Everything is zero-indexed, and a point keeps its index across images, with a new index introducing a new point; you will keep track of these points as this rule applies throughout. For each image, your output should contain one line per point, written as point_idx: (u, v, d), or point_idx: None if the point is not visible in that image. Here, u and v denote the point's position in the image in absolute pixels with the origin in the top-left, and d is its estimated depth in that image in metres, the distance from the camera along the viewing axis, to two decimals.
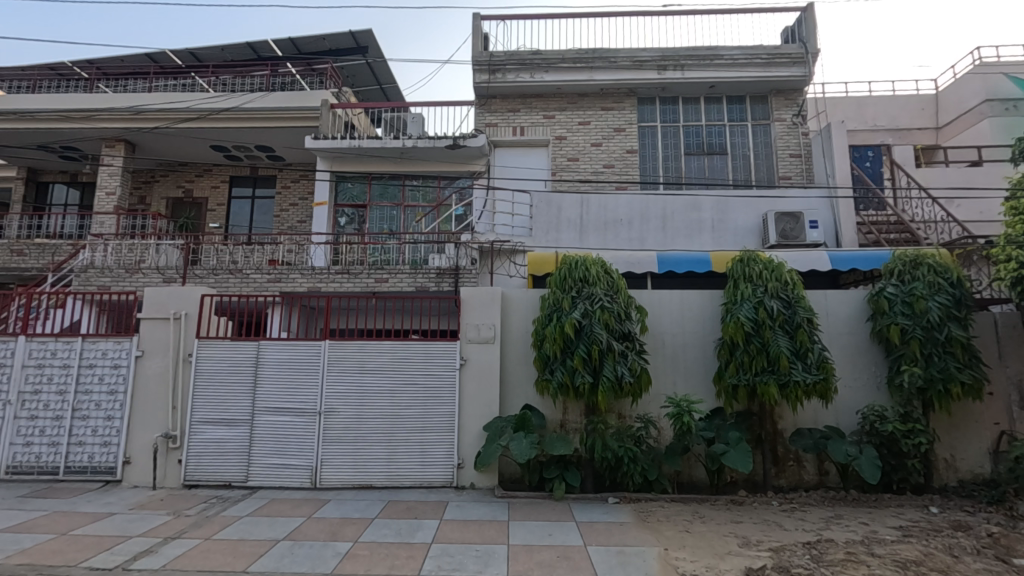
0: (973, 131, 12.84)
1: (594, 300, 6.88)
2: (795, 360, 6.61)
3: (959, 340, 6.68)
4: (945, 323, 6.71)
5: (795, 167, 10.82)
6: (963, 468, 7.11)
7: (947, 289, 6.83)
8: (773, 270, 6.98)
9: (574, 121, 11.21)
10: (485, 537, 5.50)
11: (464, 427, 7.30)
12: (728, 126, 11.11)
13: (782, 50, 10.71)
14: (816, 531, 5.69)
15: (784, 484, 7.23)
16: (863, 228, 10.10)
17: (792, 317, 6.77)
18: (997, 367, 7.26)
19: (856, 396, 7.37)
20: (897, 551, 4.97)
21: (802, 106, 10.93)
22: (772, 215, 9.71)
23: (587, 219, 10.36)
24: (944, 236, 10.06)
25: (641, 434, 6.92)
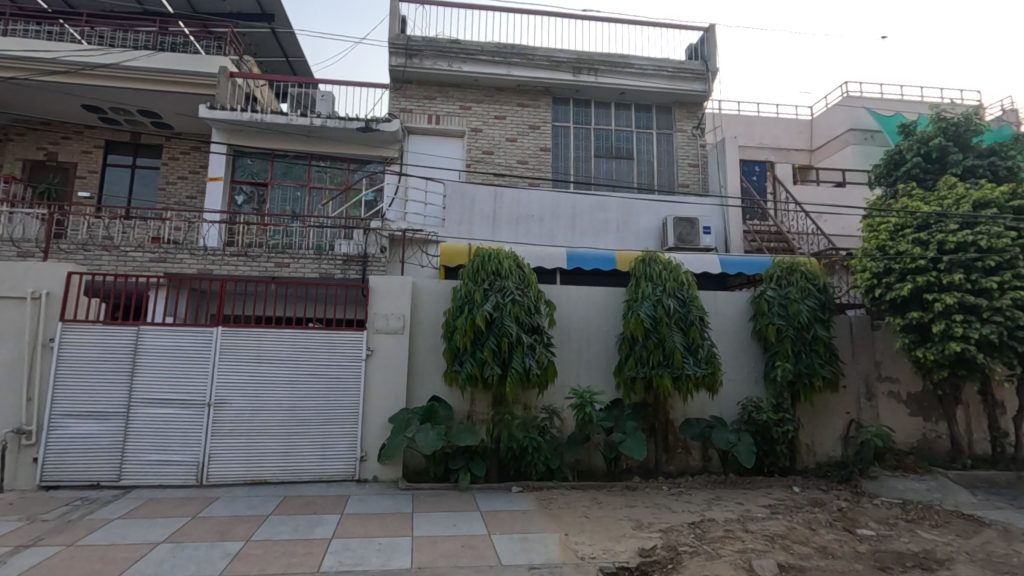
0: (840, 155, 14.50)
1: (506, 293, 6.97)
2: (687, 355, 7.13)
3: (823, 340, 7.56)
4: (813, 324, 7.56)
5: (693, 176, 11.62)
6: (820, 452, 8.06)
7: (815, 294, 7.70)
8: (672, 271, 7.48)
9: (491, 114, 11.24)
10: (389, 530, 5.40)
11: (369, 419, 7.10)
12: (636, 132, 11.71)
13: (686, 65, 11.42)
14: (700, 512, 6.20)
15: (673, 470, 7.78)
16: (748, 235, 11.10)
17: (686, 315, 7.29)
18: (851, 364, 8.29)
19: (737, 388, 8.10)
20: (766, 527, 5.54)
21: (701, 120, 11.76)
22: (671, 219, 10.36)
23: (500, 213, 10.44)
24: (814, 246, 11.27)
25: (546, 424, 7.14)
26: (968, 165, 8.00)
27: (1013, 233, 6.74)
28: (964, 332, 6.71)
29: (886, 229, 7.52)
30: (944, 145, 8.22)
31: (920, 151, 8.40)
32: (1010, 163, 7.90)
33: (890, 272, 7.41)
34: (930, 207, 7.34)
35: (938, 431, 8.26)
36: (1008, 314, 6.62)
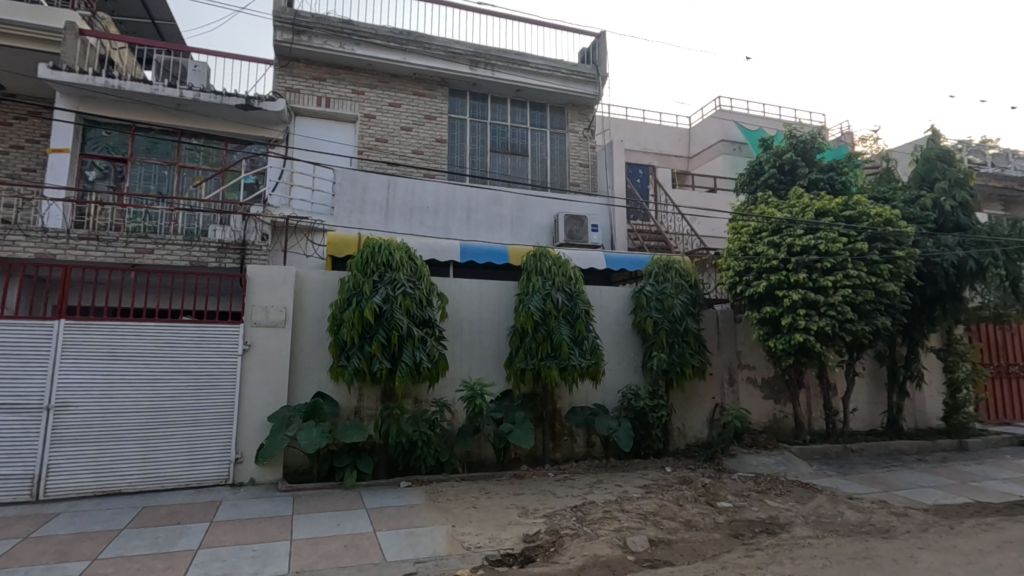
0: (713, 164, 15.88)
1: (396, 286, 6.82)
2: (573, 347, 7.45)
3: (693, 332, 8.26)
4: (685, 317, 8.24)
5: (584, 175, 12.12)
6: (689, 434, 8.82)
7: (687, 290, 8.40)
8: (561, 266, 7.76)
9: (385, 101, 10.90)
10: (265, 534, 5.09)
11: (245, 418, 6.62)
12: (531, 129, 11.95)
13: (578, 68, 11.87)
14: (582, 495, 6.52)
15: (559, 457, 8.10)
16: (632, 234, 11.82)
17: (573, 308, 7.61)
18: (716, 353, 9.15)
19: (619, 377, 8.61)
20: (640, 506, 5.96)
21: (591, 122, 12.29)
22: (562, 216, 10.74)
23: (393, 203, 10.17)
24: (688, 246, 12.27)
25: (436, 417, 7.12)
26: (812, 178, 9.12)
27: (844, 239, 7.77)
28: (805, 324, 7.67)
29: (746, 232, 8.42)
30: (794, 159, 9.30)
31: (776, 164, 9.44)
32: (844, 178, 9.11)
33: (749, 271, 8.31)
34: (782, 214, 8.27)
35: (785, 411, 9.39)
36: (839, 309, 7.64)
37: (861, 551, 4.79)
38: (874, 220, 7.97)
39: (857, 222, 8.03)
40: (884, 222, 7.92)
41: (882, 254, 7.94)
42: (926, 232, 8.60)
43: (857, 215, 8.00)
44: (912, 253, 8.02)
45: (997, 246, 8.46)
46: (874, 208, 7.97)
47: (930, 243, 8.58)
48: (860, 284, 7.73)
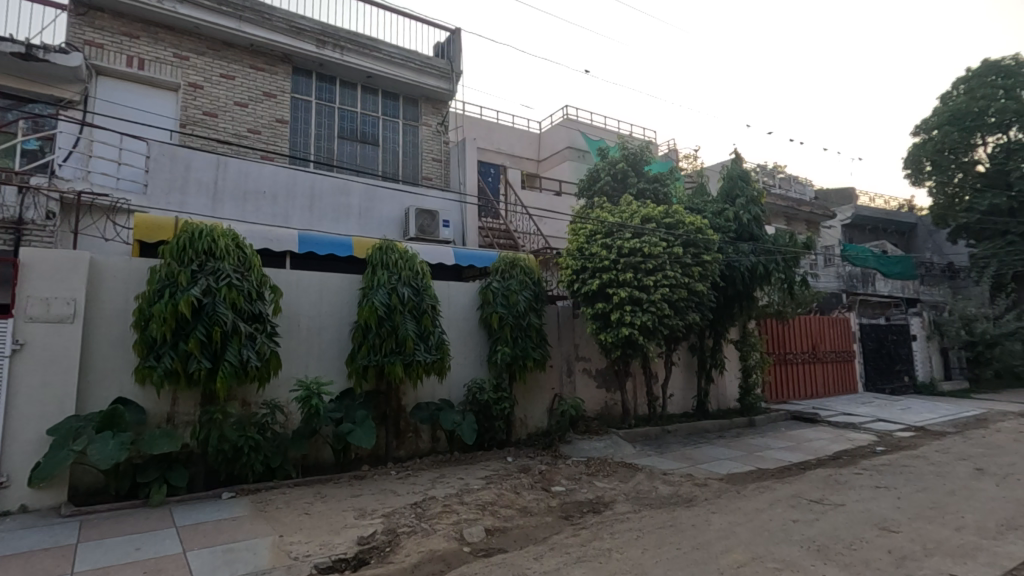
0: (560, 168, 16.82)
1: (220, 277, 6.13)
2: (418, 342, 7.35)
3: (535, 326, 8.67)
4: (527, 312, 8.62)
5: (436, 170, 12.04)
6: (530, 424, 9.24)
7: (531, 286, 8.78)
8: (407, 260, 7.61)
9: (215, 71, 9.75)
10: (35, 571, 4.25)
11: (14, 433, 5.47)
12: (382, 119, 11.55)
13: (432, 62, 11.74)
14: (423, 491, 6.48)
15: (403, 454, 7.95)
16: (482, 231, 12.05)
17: (419, 303, 7.51)
18: (556, 347, 9.73)
19: (465, 371, 8.73)
20: (480, 497, 6.10)
21: (445, 117, 12.24)
22: (413, 210, 10.56)
23: (223, 185, 9.16)
24: (535, 245, 12.84)
25: (266, 421, 6.56)
26: (640, 187, 10.11)
27: (664, 243, 8.71)
28: (630, 319, 8.51)
29: (584, 233, 9.10)
30: (626, 170, 10.23)
31: (611, 172, 10.32)
32: (666, 189, 10.23)
33: (585, 269, 9.01)
34: (614, 218, 9.05)
35: (615, 399, 10.28)
36: (659, 305, 8.57)
37: (668, 520, 5.40)
38: (688, 227, 9.02)
39: (675, 229, 9.04)
40: (696, 230, 9.01)
41: (694, 258, 9.02)
42: (728, 240, 9.98)
43: (675, 222, 9.00)
44: (717, 257, 9.22)
45: (779, 254, 10.12)
46: (688, 217, 9.02)
47: (731, 250, 9.96)
48: (676, 284, 8.73)
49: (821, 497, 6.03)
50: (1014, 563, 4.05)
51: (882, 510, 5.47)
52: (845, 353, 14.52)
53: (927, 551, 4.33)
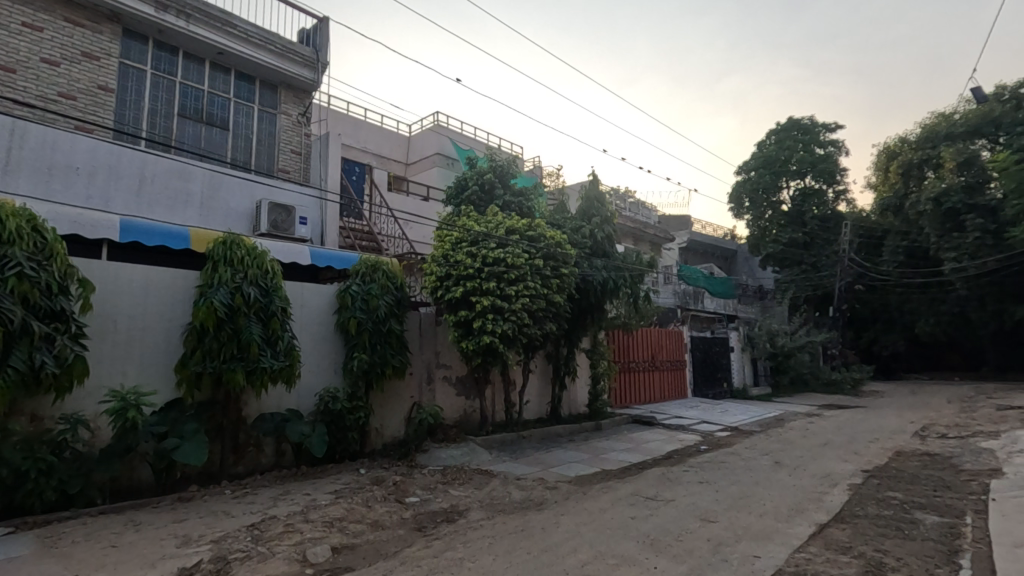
0: (428, 174, 16.67)
1: (7, 265, 5.06)
2: (264, 348, 6.73)
3: (396, 333, 8.42)
4: (388, 318, 8.34)
5: (294, 163, 11.22)
6: (387, 433, 8.92)
7: (393, 291, 8.51)
8: (256, 257, 6.95)
9: (15, 18, 8.12)
10: None
11: None
12: (234, 101, 10.48)
13: (296, 48, 10.95)
14: (262, 511, 5.91)
15: (241, 471, 7.19)
16: (343, 231, 11.47)
17: (267, 305, 6.88)
18: (417, 354, 9.57)
19: (317, 379, 8.18)
20: (327, 513, 5.73)
21: (308, 108, 11.46)
22: (266, 203, 9.71)
23: (19, 155, 7.63)
24: (399, 250, 12.53)
25: (64, 438, 5.53)
26: (506, 200, 10.37)
27: (526, 255, 9.02)
28: (491, 327, 8.66)
29: (449, 241, 9.14)
30: (493, 181, 10.44)
31: (478, 182, 10.47)
32: (530, 203, 10.62)
33: (449, 276, 9.02)
34: (479, 227, 9.19)
35: (474, 406, 10.35)
36: (519, 314, 8.84)
37: (520, 525, 5.53)
38: (549, 241, 9.43)
39: (536, 242, 9.39)
40: (556, 244, 9.46)
41: (553, 270, 9.45)
42: (584, 255, 10.63)
43: (536, 235, 9.36)
44: (574, 271, 9.75)
45: (628, 271, 11.02)
46: (549, 231, 9.43)
47: (586, 265, 10.62)
48: (535, 294, 9.08)
49: (655, 493, 6.62)
50: (801, 542, 4.79)
51: (703, 502, 6.15)
52: (678, 362, 16.23)
53: (738, 537, 4.95)
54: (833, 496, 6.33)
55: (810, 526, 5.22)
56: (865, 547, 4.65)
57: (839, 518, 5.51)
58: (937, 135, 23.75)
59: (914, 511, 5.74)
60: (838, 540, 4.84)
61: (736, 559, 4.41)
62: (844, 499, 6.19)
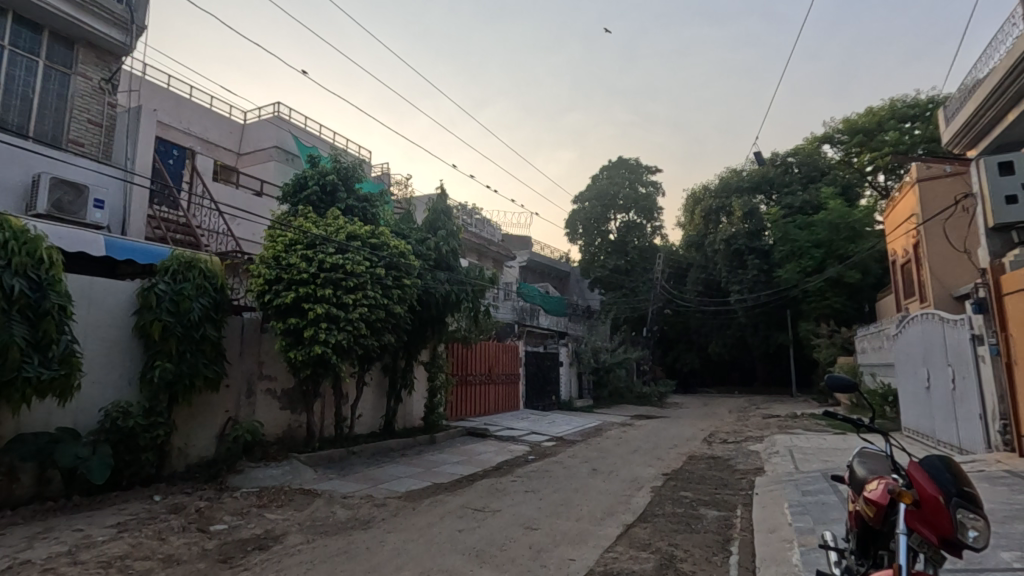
0: (262, 167, 15.29)
1: None
2: (30, 354, 5.52)
3: (211, 339, 7.49)
4: (203, 323, 7.40)
5: (91, 136, 9.51)
6: (192, 453, 7.85)
7: (211, 293, 7.58)
8: (27, 242, 5.71)
9: None
10: None
11: None
12: (10, 51, 8.53)
13: (104, 2, 9.34)
14: (11, 555, 4.78)
15: None
16: (152, 221, 9.97)
17: (39, 302, 5.67)
18: (236, 363, 8.65)
19: (103, 392, 6.93)
20: (103, 552, 4.84)
21: (115, 74, 9.83)
22: (48, 179, 8.08)
23: None
24: (222, 246, 11.24)
25: None
26: (348, 204, 9.93)
27: (366, 263, 8.72)
28: (325, 337, 8.17)
29: (282, 242, 8.51)
30: (336, 183, 9.93)
31: (319, 182, 9.88)
32: (375, 210, 10.30)
33: (280, 280, 8.35)
34: (317, 230, 8.69)
35: (300, 421, 9.62)
36: (356, 324, 8.47)
37: (343, 546, 5.25)
38: (392, 250, 9.22)
39: (379, 250, 9.13)
40: (399, 254, 9.28)
41: (395, 281, 9.24)
42: (428, 268, 10.60)
43: (380, 243, 9.11)
44: (416, 282, 9.64)
45: (470, 286, 11.23)
46: (393, 240, 9.23)
47: (429, 277, 10.59)
48: (375, 304, 8.79)
49: (484, 505, 6.77)
50: (609, 542, 5.26)
51: (528, 511, 6.44)
52: (513, 375, 16.89)
53: (556, 542, 5.27)
54: (638, 498, 7.07)
55: (619, 527, 5.77)
56: (661, 542, 5.26)
57: (641, 518, 6.16)
58: (730, 187, 28.32)
59: (699, 508, 6.66)
60: (640, 538, 5.41)
61: (554, 563, 4.69)
62: (647, 500, 6.95)
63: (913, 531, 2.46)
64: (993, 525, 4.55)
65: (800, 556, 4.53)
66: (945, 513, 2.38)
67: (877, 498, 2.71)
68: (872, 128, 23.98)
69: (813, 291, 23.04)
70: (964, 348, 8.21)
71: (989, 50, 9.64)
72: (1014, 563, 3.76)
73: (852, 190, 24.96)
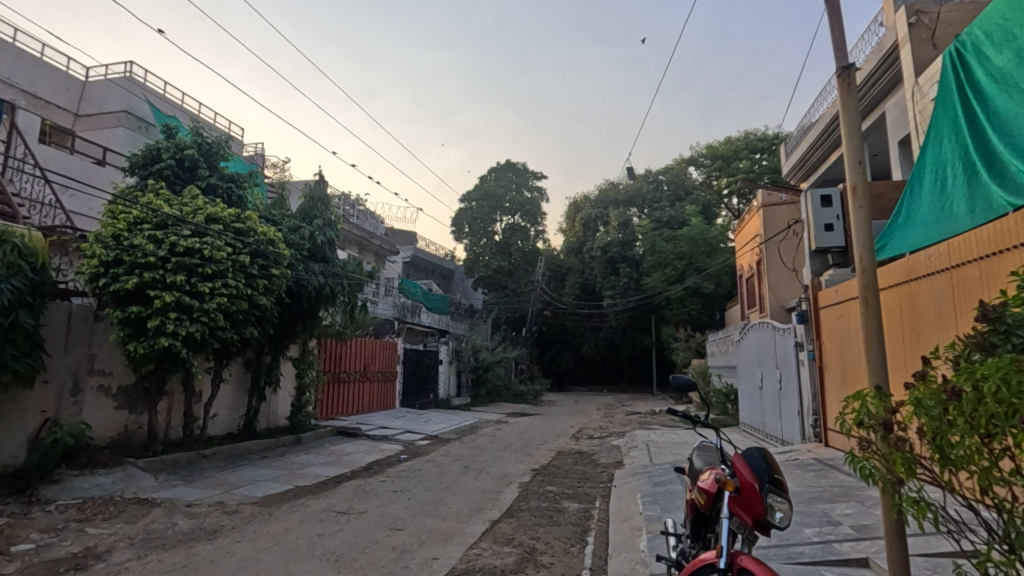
0: (106, 133, 13.38)
1: None
2: None
3: (25, 328, 6.40)
4: (14, 308, 6.30)
5: None
6: None
7: (26, 273, 6.47)
8: None
9: None
10: None
11: None
12: None
13: None
14: None
15: None
16: None
17: None
18: (58, 356, 7.51)
19: None
20: None
21: None
22: None
23: None
24: (47, 219, 9.63)
25: None
26: (210, 182, 9.04)
27: (228, 249, 8.01)
28: (173, 329, 7.36)
29: (124, 220, 7.54)
30: (195, 158, 8.99)
31: (175, 156, 8.87)
32: (242, 192, 9.45)
33: (119, 263, 7.38)
34: (170, 209, 7.82)
35: (140, 422, 8.54)
36: (213, 316, 7.72)
37: (182, 560, 4.74)
38: (259, 236, 8.54)
39: (244, 236, 8.41)
40: (268, 241, 8.61)
41: (261, 270, 8.56)
42: (300, 258, 9.96)
43: (245, 229, 8.41)
44: (287, 273, 8.99)
45: (348, 281, 10.72)
46: (261, 226, 8.56)
47: (302, 268, 9.97)
48: (236, 294, 8.08)
49: (349, 507, 6.52)
50: (474, 539, 5.31)
51: (394, 512, 6.31)
52: (389, 373, 16.47)
53: (421, 541, 5.21)
54: (506, 494, 7.25)
55: (485, 523, 5.85)
56: (524, 536, 5.43)
57: (508, 514, 6.32)
58: (608, 198, 30.14)
59: (562, 501, 6.97)
60: (505, 533, 5.54)
61: (417, 563, 4.63)
62: (514, 496, 7.15)
63: (734, 515, 2.77)
64: (800, 505, 5.29)
65: (646, 542, 4.92)
66: (759, 498, 2.70)
67: (708, 487, 3.01)
68: (729, 156, 27.02)
69: (674, 298, 25.29)
70: (789, 353, 9.46)
71: (821, 98, 11.27)
72: (814, 537, 4.40)
73: (711, 210, 27.77)
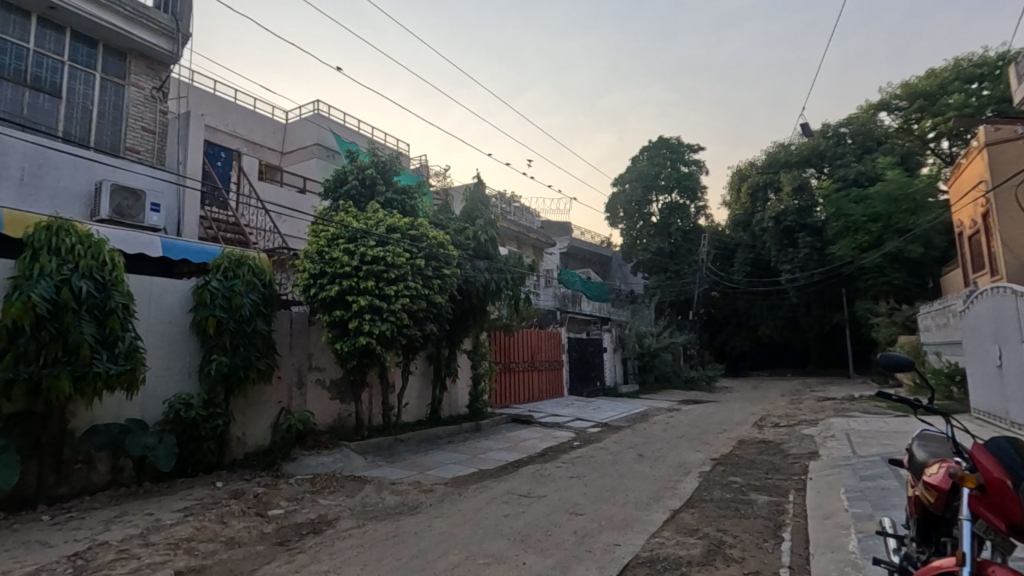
0: (305, 165, 15.72)
1: None
2: (98, 350, 5.96)
3: (263, 333, 7.82)
4: (254, 318, 7.73)
5: (145, 142, 9.90)
6: (250, 442, 8.24)
7: (260, 289, 7.91)
8: (89, 245, 6.17)
9: None
10: None
11: None
12: (68, 66, 8.96)
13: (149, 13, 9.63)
14: (89, 538, 5.24)
15: (65, 492, 6.33)
16: (205, 222, 10.44)
17: (104, 302, 6.13)
18: (287, 355, 9.04)
19: (164, 385, 7.41)
20: (171, 535, 5.28)
21: (165, 83, 10.18)
22: (108, 184, 8.43)
23: None
24: (270, 243, 11.69)
25: None
26: (387, 197, 10.10)
27: (406, 254, 8.87)
28: (368, 328, 8.40)
29: (325, 237, 8.80)
30: (374, 176, 10.11)
31: (358, 177, 10.08)
32: (413, 202, 10.39)
33: (324, 274, 8.64)
34: (358, 224, 8.92)
35: (349, 410, 9.91)
36: (398, 315, 8.63)
37: (391, 530, 5.41)
38: (431, 241, 9.31)
39: (418, 241, 9.25)
40: (438, 245, 9.36)
41: (435, 271, 9.34)
42: (468, 257, 10.65)
43: (419, 235, 9.22)
44: (457, 272, 9.66)
45: (511, 275, 11.19)
46: (432, 231, 9.33)
47: (469, 266, 10.65)
48: (416, 295, 8.92)
49: (529, 490, 6.83)
50: (655, 527, 5.20)
51: (572, 496, 6.45)
52: (556, 362, 16.89)
53: (601, 527, 5.25)
54: (686, 483, 6.97)
55: (665, 512, 5.69)
56: (710, 528, 5.16)
57: (689, 504, 6.07)
58: (778, 162, 27.23)
59: (749, 493, 6.49)
60: (687, 523, 5.33)
61: (599, 549, 4.67)
62: (694, 486, 6.84)
63: (978, 517, 2.31)
64: None
65: (856, 543, 4.37)
66: (1013, 498, 2.21)
67: (938, 483, 2.56)
68: (933, 92, 22.61)
69: (870, 267, 21.95)
70: None
71: None
72: None
73: (912, 159, 23.54)
